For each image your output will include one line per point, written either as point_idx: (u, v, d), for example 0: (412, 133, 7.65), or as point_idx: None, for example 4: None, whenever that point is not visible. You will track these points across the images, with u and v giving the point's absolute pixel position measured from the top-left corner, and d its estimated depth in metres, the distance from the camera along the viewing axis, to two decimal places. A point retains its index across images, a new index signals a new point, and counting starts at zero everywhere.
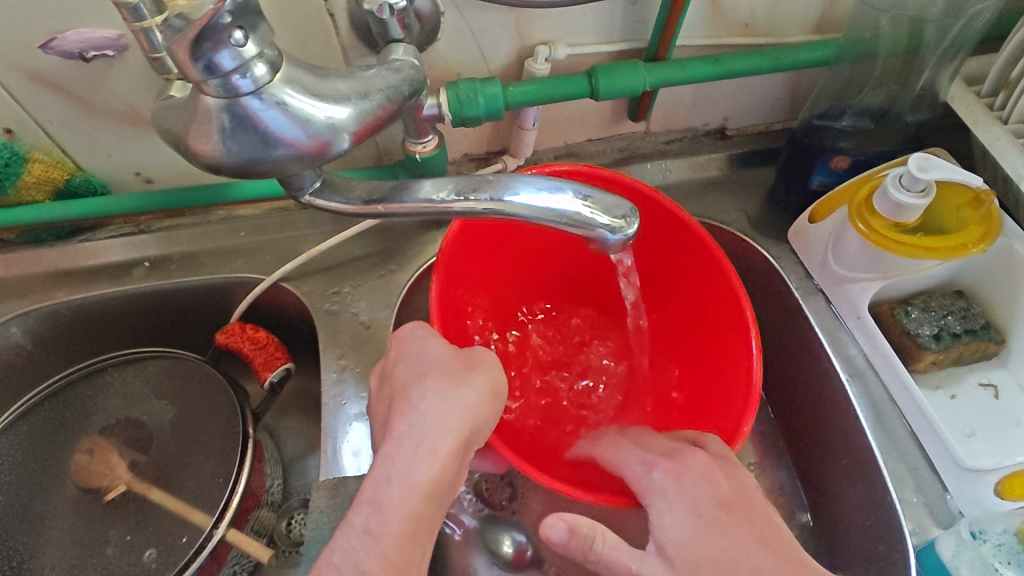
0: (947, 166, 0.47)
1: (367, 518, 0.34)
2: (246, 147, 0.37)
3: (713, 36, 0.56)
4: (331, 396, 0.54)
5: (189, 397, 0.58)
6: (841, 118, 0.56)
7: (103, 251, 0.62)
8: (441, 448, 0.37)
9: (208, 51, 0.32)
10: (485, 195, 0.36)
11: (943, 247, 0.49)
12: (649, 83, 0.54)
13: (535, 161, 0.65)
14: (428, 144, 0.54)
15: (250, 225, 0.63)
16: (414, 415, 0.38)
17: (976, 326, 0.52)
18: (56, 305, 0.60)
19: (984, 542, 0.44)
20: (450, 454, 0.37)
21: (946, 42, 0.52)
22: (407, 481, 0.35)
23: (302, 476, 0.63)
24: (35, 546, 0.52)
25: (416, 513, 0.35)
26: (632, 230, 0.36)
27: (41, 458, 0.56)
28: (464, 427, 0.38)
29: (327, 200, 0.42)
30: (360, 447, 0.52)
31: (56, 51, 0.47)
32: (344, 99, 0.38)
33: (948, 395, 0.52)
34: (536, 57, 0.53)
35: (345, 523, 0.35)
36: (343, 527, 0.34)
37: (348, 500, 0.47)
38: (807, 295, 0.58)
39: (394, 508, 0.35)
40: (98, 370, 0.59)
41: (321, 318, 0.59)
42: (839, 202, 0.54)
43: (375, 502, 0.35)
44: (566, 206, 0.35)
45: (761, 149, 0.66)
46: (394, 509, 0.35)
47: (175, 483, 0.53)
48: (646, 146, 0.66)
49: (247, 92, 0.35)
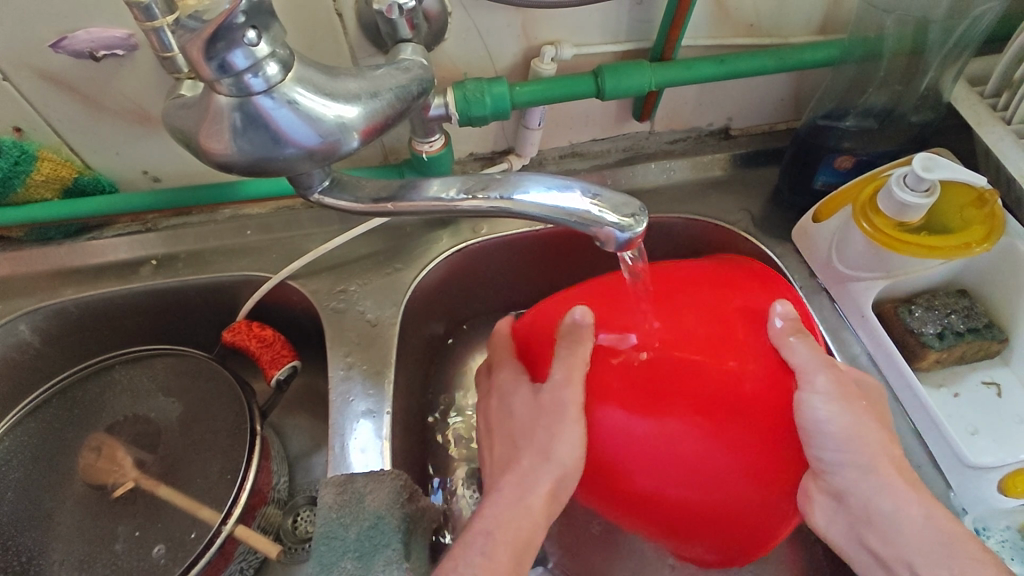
0: (950, 166, 0.47)
1: (482, 543, 0.40)
2: (258, 145, 0.37)
3: (719, 36, 0.56)
4: (338, 393, 0.55)
5: (196, 395, 0.58)
6: (845, 118, 0.57)
7: (111, 250, 0.62)
8: (533, 505, 0.42)
9: (222, 50, 0.33)
10: (495, 194, 0.37)
11: (947, 245, 0.50)
12: (656, 83, 0.54)
13: (539, 160, 0.65)
14: (434, 144, 0.54)
15: (256, 224, 0.64)
16: (517, 474, 0.44)
17: (979, 325, 0.53)
18: (62, 303, 0.60)
19: (989, 537, 0.49)
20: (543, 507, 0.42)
21: (950, 42, 0.53)
22: (510, 521, 0.42)
23: (308, 474, 0.64)
24: (43, 542, 0.52)
25: (518, 552, 0.40)
26: (640, 228, 0.37)
27: (49, 455, 0.56)
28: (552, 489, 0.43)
29: (336, 199, 0.42)
30: (367, 444, 0.52)
31: (66, 50, 0.48)
32: (353, 98, 0.38)
33: (950, 393, 0.52)
34: (542, 57, 0.53)
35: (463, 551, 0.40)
36: (462, 548, 0.40)
37: (356, 496, 0.47)
38: (810, 293, 0.58)
39: (499, 537, 0.40)
40: (106, 367, 0.60)
41: (327, 316, 0.59)
42: (844, 201, 0.54)
43: (484, 530, 0.41)
44: (574, 204, 0.36)
45: (765, 148, 0.66)
46: (503, 538, 0.41)
47: (182, 480, 0.54)
48: (650, 146, 0.66)
49: (259, 91, 0.36)
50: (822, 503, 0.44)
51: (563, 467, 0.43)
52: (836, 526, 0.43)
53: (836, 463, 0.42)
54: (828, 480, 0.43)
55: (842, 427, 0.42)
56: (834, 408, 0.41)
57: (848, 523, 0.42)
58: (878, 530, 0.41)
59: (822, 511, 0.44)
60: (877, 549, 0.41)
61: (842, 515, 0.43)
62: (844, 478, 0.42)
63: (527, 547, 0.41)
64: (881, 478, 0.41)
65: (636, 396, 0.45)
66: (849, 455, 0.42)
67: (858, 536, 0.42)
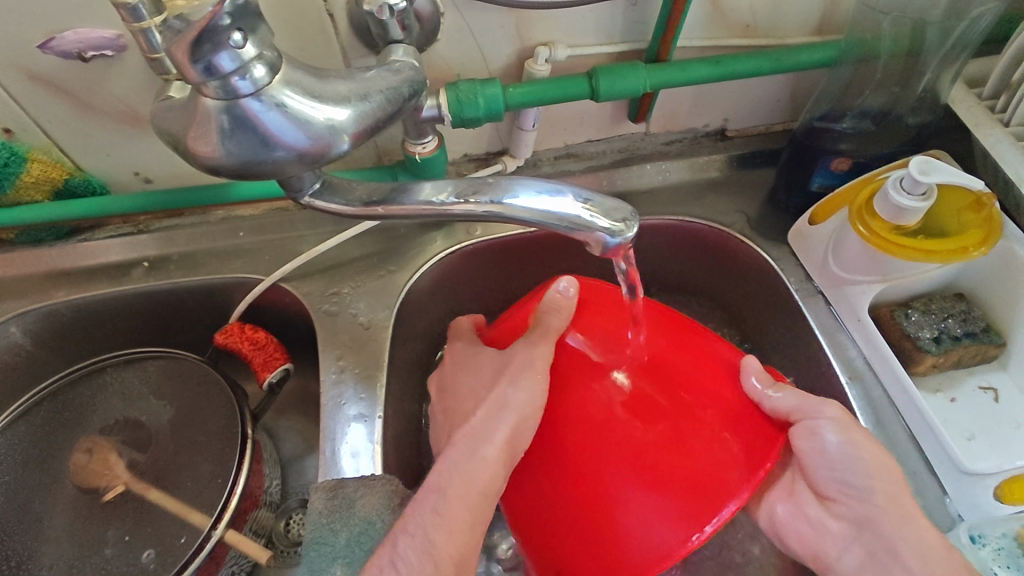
0: (947, 170, 0.46)
1: (434, 501, 0.41)
2: (246, 148, 0.37)
3: (714, 37, 0.56)
4: (329, 397, 0.54)
5: (188, 398, 0.58)
6: (841, 120, 0.56)
7: (102, 251, 0.62)
8: (487, 458, 0.42)
9: (208, 53, 0.32)
10: (485, 198, 0.36)
11: (944, 249, 0.49)
12: (650, 84, 0.54)
13: (534, 162, 0.65)
14: (427, 145, 0.54)
15: (249, 226, 0.63)
16: (475, 423, 0.44)
17: (976, 329, 0.52)
18: (54, 305, 0.60)
19: (983, 546, 0.46)
20: (501, 460, 0.42)
21: (947, 44, 0.53)
22: (466, 480, 0.42)
23: (301, 477, 0.63)
24: (33, 546, 0.52)
25: (469, 523, 0.41)
26: (631, 233, 0.36)
27: (40, 458, 0.56)
28: (510, 440, 0.43)
29: (326, 202, 0.41)
30: (358, 448, 0.52)
31: (54, 51, 0.47)
32: (343, 100, 0.38)
33: (947, 398, 0.52)
34: (535, 58, 0.53)
35: (415, 506, 0.42)
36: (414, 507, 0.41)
37: (346, 501, 0.46)
38: (806, 297, 0.57)
39: (455, 498, 0.41)
40: (98, 370, 0.59)
41: (320, 319, 0.59)
42: (840, 204, 0.54)
43: (436, 490, 0.42)
44: (565, 209, 0.35)
45: (762, 150, 0.66)
46: (457, 497, 0.41)
47: (173, 484, 0.53)
48: (646, 147, 0.66)
49: (246, 94, 0.35)
50: (836, 529, 0.46)
51: (523, 416, 0.43)
52: (849, 555, 0.45)
53: (851, 484, 0.45)
54: (844, 506, 0.45)
55: (854, 456, 0.45)
56: (846, 436, 0.44)
57: (864, 551, 0.44)
58: (889, 559, 0.43)
59: (836, 539, 0.46)
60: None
61: (860, 544, 0.44)
62: (863, 501, 0.44)
63: (483, 500, 0.42)
64: (904, 508, 0.43)
65: (602, 393, 0.45)
66: (863, 480, 0.44)
67: (871, 561, 0.44)
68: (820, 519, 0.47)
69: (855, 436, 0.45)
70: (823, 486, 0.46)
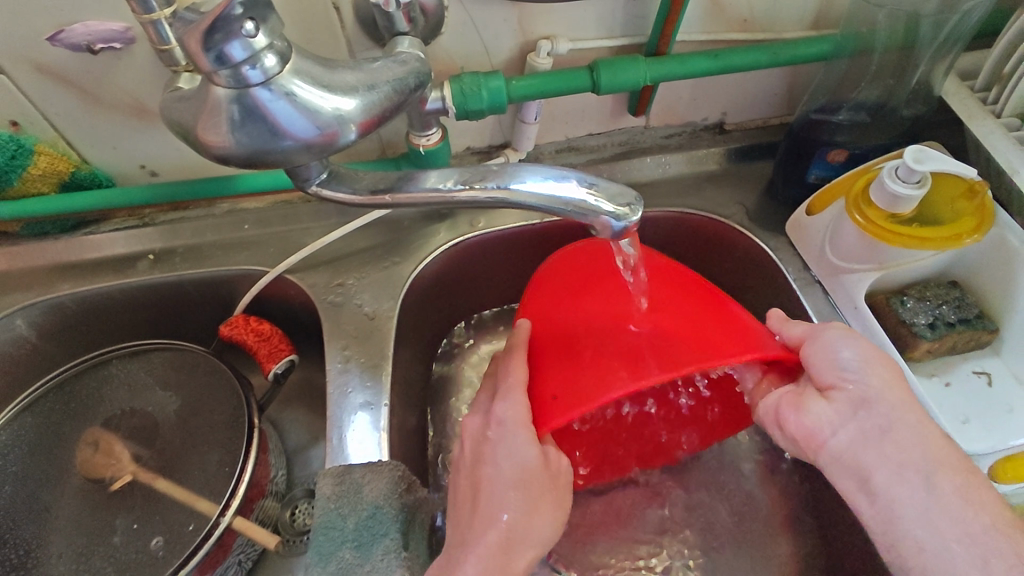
0: (941, 158, 0.48)
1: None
2: (256, 138, 0.37)
3: (713, 31, 0.57)
4: (336, 385, 0.55)
5: (194, 389, 0.58)
6: (837, 112, 0.57)
7: (108, 244, 0.63)
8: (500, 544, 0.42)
9: (219, 42, 0.33)
10: (492, 184, 0.37)
11: (938, 237, 0.50)
12: (650, 77, 0.55)
13: (536, 156, 0.65)
14: (431, 137, 0.54)
15: (254, 219, 0.64)
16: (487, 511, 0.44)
17: (970, 315, 0.53)
18: (60, 298, 0.60)
19: None
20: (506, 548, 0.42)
21: (940, 37, 0.54)
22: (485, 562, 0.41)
23: (306, 467, 0.64)
24: (41, 535, 0.52)
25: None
26: (636, 217, 0.38)
27: (47, 449, 0.56)
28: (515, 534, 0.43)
29: (334, 191, 0.42)
30: (365, 435, 0.52)
31: (63, 43, 0.48)
32: (351, 90, 0.38)
33: (942, 382, 0.53)
34: (537, 51, 0.54)
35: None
36: None
37: (354, 487, 0.47)
38: (805, 286, 0.58)
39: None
40: (104, 362, 0.60)
41: (325, 309, 0.59)
42: (837, 194, 0.55)
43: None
44: (571, 194, 0.36)
45: (759, 143, 0.67)
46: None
47: (181, 472, 0.54)
48: (646, 140, 0.67)
49: (256, 83, 0.36)
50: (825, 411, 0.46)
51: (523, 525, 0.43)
52: (843, 431, 0.45)
53: (848, 367, 0.46)
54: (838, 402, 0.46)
55: (856, 349, 0.46)
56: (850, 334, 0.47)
57: (858, 430, 0.45)
58: (893, 441, 0.43)
59: (827, 421, 0.46)
60: (890, 461, 0.43)
61: (854, 424, 0.45)
62: (861, 383, 0.45)
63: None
64: (904, 398, 0.44)
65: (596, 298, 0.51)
66: (864, 370, 0.45)
67: (867, 443, 0.44)
68: (815, 407, 0.47)
69: (850, 333, 0.47)
70: (821, 376, 0.47)
